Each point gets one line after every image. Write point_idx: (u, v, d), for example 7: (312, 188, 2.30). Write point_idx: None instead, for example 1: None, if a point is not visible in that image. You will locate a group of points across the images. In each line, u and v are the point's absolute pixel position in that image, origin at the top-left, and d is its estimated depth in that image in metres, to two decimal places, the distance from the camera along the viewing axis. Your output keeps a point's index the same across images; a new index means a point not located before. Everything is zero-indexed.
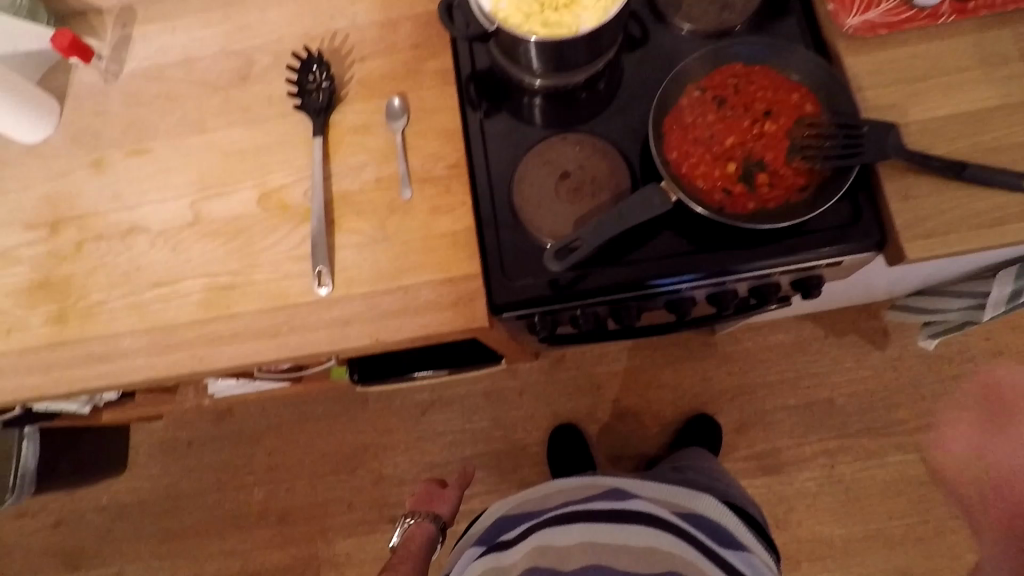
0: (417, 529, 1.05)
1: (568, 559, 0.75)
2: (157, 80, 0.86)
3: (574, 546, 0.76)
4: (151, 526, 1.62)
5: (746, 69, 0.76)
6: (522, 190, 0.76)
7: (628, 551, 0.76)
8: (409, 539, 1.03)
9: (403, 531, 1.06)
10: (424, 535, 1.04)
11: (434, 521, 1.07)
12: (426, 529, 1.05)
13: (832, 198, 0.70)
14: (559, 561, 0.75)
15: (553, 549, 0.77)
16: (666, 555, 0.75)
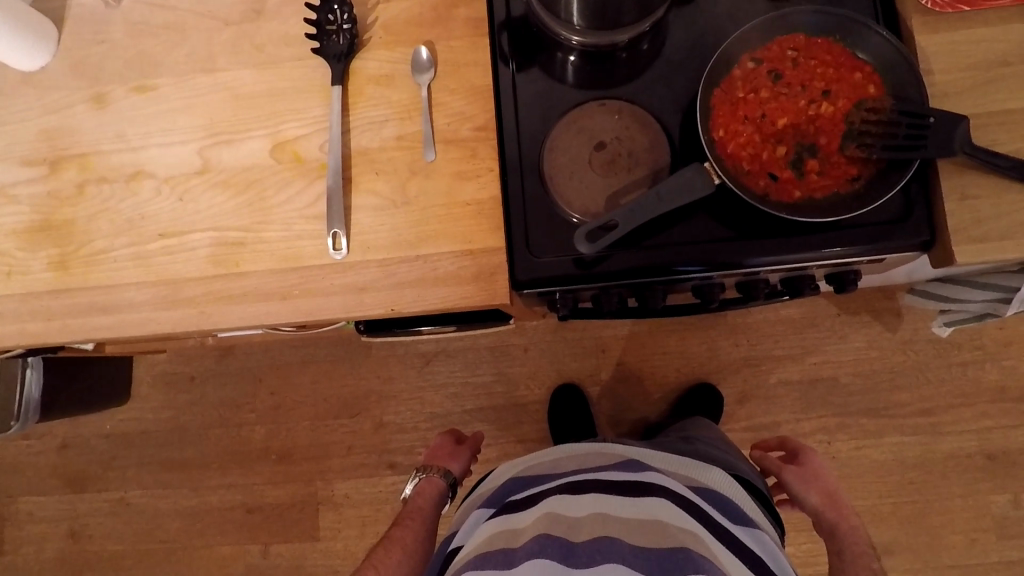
0: (428, 484, 1.09)
1: (581, 529, 0.75)
2: (163, 9, 0.79)
3: (585, 517, 0.76)
4: (154, 455, 1.65)
5: (807, 41, 0.69)
6: (553, 160, 0.72)
7: (640, 524, 0.74)
8: (419, 493, 1.07)
9: (415, 484, 1.10)
10: (434, 490, 1.08)
11: (444, 477, 1.11)
12: (437, 485, 1.09)
13: (884, 193, 0.65)
14: (571, 531, 0.74)
15: (563, 518, 0.76)
16: (680, 529, 0.73)
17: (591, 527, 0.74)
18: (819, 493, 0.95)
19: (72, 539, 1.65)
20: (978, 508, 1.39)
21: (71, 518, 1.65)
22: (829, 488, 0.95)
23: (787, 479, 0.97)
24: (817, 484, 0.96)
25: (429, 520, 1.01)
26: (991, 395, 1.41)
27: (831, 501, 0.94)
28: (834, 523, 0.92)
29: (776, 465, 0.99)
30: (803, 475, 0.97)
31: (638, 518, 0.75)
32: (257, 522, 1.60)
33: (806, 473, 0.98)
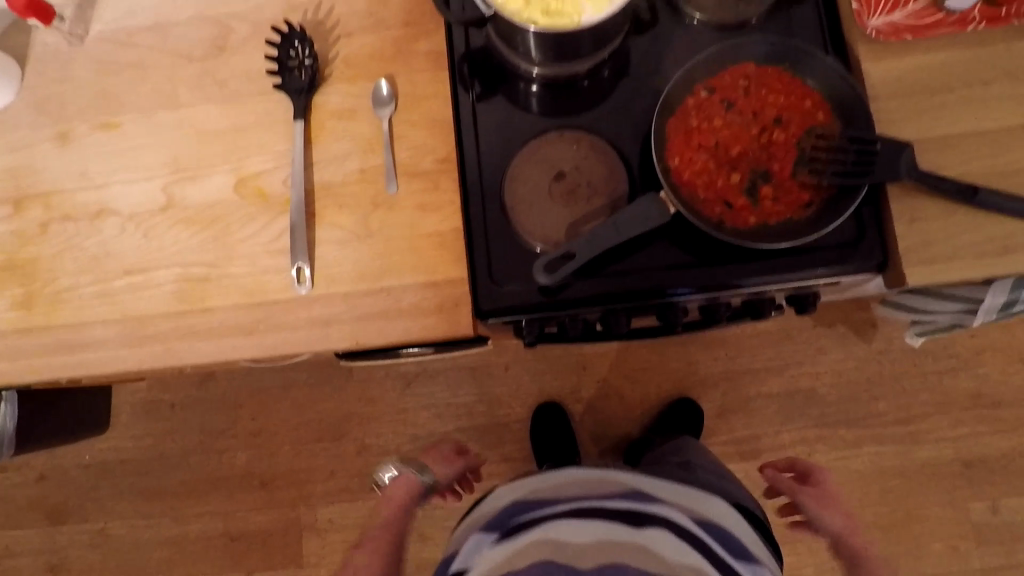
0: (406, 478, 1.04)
1: (584, 556, 0.72)
2: (126, 47, 0.79)
3: (589, 544, 0.73)
4: (134, 485, 1.63)
5: (759, 70, 0.71)
6: (513, 190, 0.72)
7: (646, 558, 0.72)
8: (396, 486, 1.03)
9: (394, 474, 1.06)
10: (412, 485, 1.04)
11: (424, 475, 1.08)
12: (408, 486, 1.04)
13: (836, 218, 0.67)
14: (573, 559, 0.72)
15: (566, 545, 0.73)
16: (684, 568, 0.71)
17: (595, 555, 0.72)
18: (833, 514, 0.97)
19: (52, 572, 1.62)
20: (957, 516, 1.40)
21: (50, 550, 1.63)
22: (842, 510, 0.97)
23: (801, 500, 0.99)
24: (829, 506, 0.98)
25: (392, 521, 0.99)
26: (966, 402, 1.42)
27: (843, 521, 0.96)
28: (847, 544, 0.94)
29: (790, 485, 1.01)
30: (818, 497, 0.98)
31: (643, 550, 0.72)
32: (240, 549, 1.58)
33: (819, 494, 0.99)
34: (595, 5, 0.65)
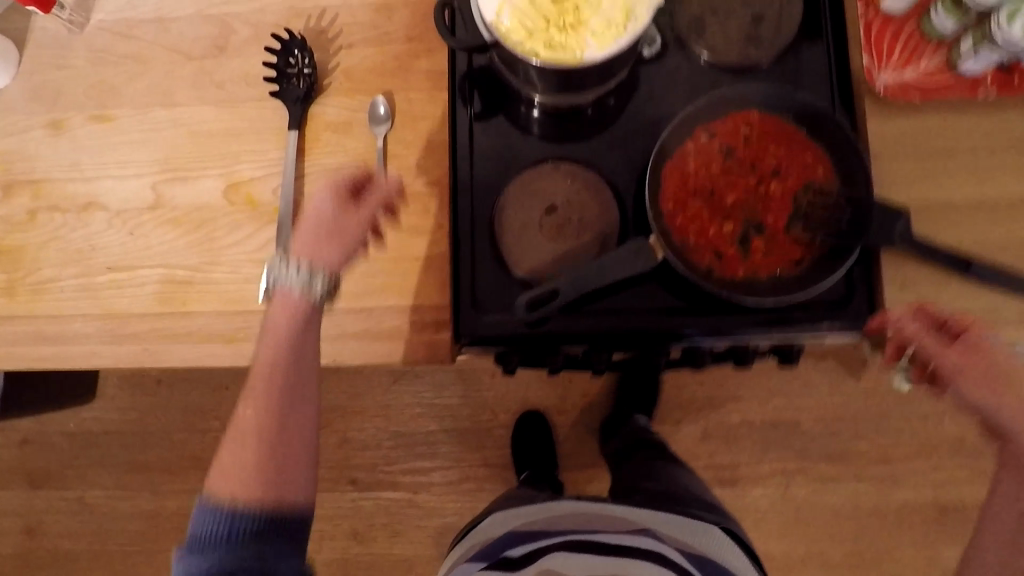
0: None
1: None
2: (126, 39, 0.78)
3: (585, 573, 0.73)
4: (115, 457, 1.64)
5: (761, 119, 0.69)
6: (503, 220, 0.71)
7: None
8: None
9: None
10: None
11: None
12: (294, 302, 0.65)
13: (825, 279, 0.66)
14: None
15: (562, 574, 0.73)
16: None
17: None
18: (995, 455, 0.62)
19: (29, 535, 1.65)
20: (927, 559, 1.41)
21: (29, 514, 1.65)
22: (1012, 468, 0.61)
23: None
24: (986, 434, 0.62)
25: (274, 341, 0.64)
26: (949, 448, 1.42)
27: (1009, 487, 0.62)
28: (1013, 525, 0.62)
29: (936, 352, 0.61)
30: (987, 397, 0.60)
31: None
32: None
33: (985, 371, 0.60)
34: (600, 39, 0.62)
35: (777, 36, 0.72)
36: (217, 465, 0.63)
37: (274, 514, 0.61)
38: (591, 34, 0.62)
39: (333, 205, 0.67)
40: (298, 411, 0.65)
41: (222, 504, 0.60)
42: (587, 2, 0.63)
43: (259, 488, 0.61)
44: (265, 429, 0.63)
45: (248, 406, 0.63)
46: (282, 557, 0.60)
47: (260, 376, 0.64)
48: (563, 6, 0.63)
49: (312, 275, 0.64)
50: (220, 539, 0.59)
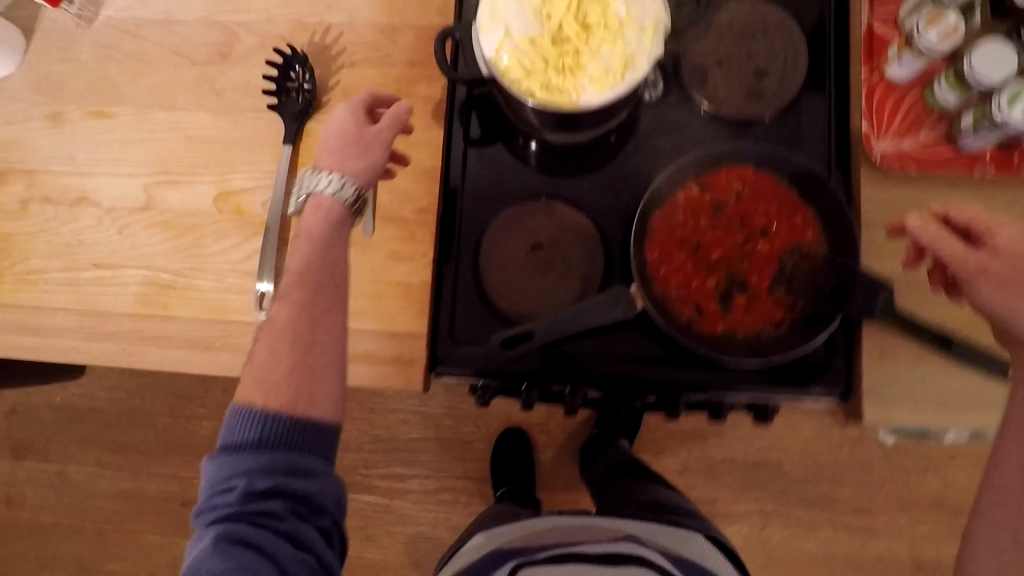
0: None
1: None
2: (132, 37, 0.78)
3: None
4: (98, 436, 1.65)
5: (756, 176, 0.69)
6: (488, 253, 0.71)
7: None
8: None
9: None
10: None
11: None
12: (325, 212, 0.63)
13: (803, 344, 0.65)
14: None
15: None
16: None
17: None
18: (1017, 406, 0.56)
19: (7, 505, 1.66)
20: None
21: (10, 483, 1.66)
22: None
23: None
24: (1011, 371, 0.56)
25: (308, 242, 0.62)
26: (929, 504, 1.40)
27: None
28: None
29: (959, 253, 0.59)
30: (1009, 303, 0.56)
31: None
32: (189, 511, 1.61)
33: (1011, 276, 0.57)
34: (596, 85, 0.62)
35: (779, 92, 0.71)
36: (244, 374, 0.60)
37: (300, 417, 0.57)
38: (588, 79, 0.62)
39: (354, 121, 0.65)
40: (329, 319, 0.62)
41: (252, 408, 0.56)
42: (587, 46, 0.62)
43: (285, 391, 0.58)
44: (298, 330, 0.60)
45: (281, 305, 0.61)
46: (311, 466, 0.56)
47: (293, 276, 0.62)
48: (563, 47, 0.62)
49: (343, 184, 0.63)
50: (247, 451, 0.55)
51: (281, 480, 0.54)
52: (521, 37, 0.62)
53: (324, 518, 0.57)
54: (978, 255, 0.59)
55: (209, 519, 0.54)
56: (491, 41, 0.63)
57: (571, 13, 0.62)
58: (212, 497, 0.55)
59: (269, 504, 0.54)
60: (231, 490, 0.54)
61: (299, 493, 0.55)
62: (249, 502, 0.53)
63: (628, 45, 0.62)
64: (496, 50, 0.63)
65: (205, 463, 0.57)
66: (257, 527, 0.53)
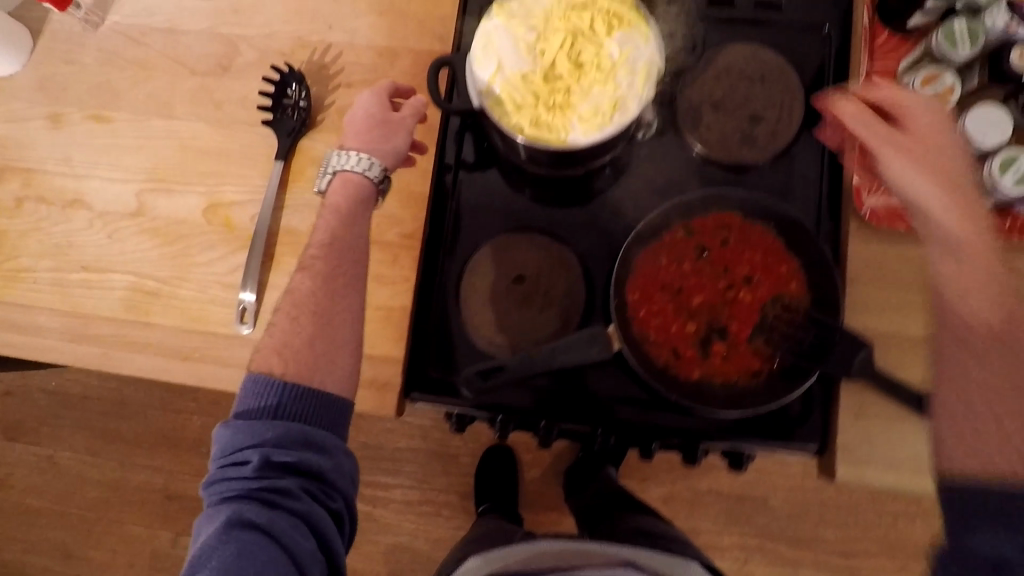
0: None
1: None
2: (136, 44, 0.79)
3: None
4: (89, 420, 1.59)
5: (743, 223, 0.68)
6: (470, 282, 0.71)
7: None
8: None
9: None
10: None
11: None
12: (350, 191, 0.67)
13: (778, 397, 0.64)
14: None
15: None
16: None
17: None
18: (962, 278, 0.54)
19: None
20: None
21: None
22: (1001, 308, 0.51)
23: None
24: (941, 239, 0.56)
25: (332, 215, 0.66)
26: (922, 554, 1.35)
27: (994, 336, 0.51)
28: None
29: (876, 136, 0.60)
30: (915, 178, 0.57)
31: None
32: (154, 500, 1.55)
33: (919, 151, 0.59)
34: (586, 125, 0.61)
35: (773, 140, 0.70)
36: (262, 344, 0.63)
37: (311, 388, 0.59)
38: (578, 118, 0.62)
39: (379, 108, 0.68)
40: (348, 293, 0.65)
41: (268, 376, 0.59)
42: (579, 84, 0.62)
43: (300, 359, 0.61)
44: (318, 302, 0.63)
45: (304, 275, 0.64)
46: (326, 442, 0.58)
47: (317, 248, 0.65)
48: (555, 84, 0.62)
49: (372, 164, 0.66)
50: (265, 422, 0.57)
51: (297, 454, 0.56)
52: (514, 72, 0.62)
53: (336, 497, 0.58)
54: (898, 136, 0.60)
55: (223, 492, 0.55)
56: (483, 74, 0.63)
57: (565, 51, 0.62)
58: (228, 468, 0.56)
59: (286, 479, 0.55)
60: (247, 462, 0.56)
61: (314, 468, 0.57)
62: (265, 474, 0.55)
63: (619, 87, 0.61)
64: (487, 82, 0.63)
65: (218, 433, 0.58)
66: (273, 501, 0.54)
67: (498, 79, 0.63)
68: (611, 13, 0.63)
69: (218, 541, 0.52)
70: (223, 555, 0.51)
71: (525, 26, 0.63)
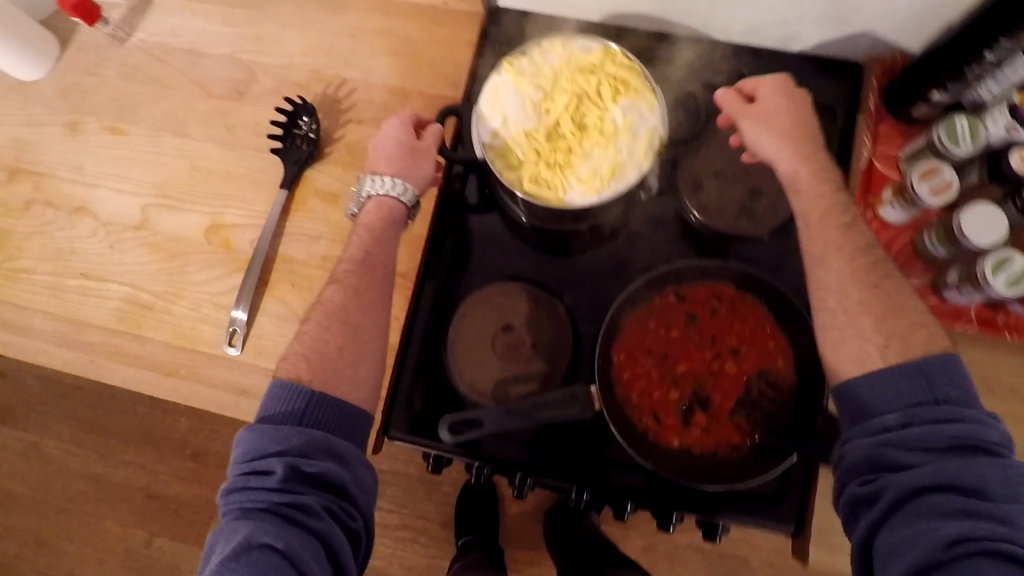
0: None
1: None
2: (158, 61, 0.81)
3: None
4: (76, 412, 1.47)
5: (735, 295, 0.69)
6: (459, 327, 0.71)
7: None
8: None
9: None
10: None
11: None
12: (386, 213, 0.68)
13: (757, 475, 0.63)
14: None
15: None
16: None
17: None
18: (809, 208, 0.60)
19: None
20: None
21: None
22: (849, 228, 0.58)
23: None
24: (789, 184, 0.61)
25: (365, 234, 0.67)
26: None
27: (836, 250, 0.57)
28: (871, 287, 0.55)
29: (736, 111, 0.64)
30: (775, 146, 0.61)
31: None
32: (105, 497, 1.42)
33: (775, 118, 0.62)
34: (584, 186, 0.62)
35: (772, 214, 0.71)
36: (290, 350, 0.62)
37: (331, 397, 0.57)
38: (576, 179, 0.62)
39: (404, 138, 0.69)
40: (378, 309, 0.66)
41: (295, 382, 0.57)
42: (580, 146, 0.63)
43: (329, 368, 0.60)
44: (346, 313, 0.63)
45: (335, 287, 0.65)
46: (349, 455, 0.55)
47: (350, 264, 0.66)
48: (557, 143, 0.63)
49: (406, 191, 0.68)
50: (291, 428, 0.54)
51: (323, 464, 0.53)
52: (517, 128, 0.63)
53: (355, 517, 0.54)
54: (754, 109, 0.63)
55: (243, 504, 0.51)
56: (488, 127, 0.64)
57: (569, 112, 0.63)
58: (249, 478, 0.52)
59: (310, 494, 0.51)
60: (270, 472, 0.52)
61: (338, 483, 0.53)
62: (289, 486, 0.51)
63: (620, 152, 0.62)
64: (491, 135, 0.64)
65: (238, 443, 0.55)
66: (293, 516, 0.50)
67: (502, 133, 0.64)
68: (618, 78, 0.64)
69: (236, 559, 0.47)
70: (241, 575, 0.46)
71: (531, 85, 0.64)
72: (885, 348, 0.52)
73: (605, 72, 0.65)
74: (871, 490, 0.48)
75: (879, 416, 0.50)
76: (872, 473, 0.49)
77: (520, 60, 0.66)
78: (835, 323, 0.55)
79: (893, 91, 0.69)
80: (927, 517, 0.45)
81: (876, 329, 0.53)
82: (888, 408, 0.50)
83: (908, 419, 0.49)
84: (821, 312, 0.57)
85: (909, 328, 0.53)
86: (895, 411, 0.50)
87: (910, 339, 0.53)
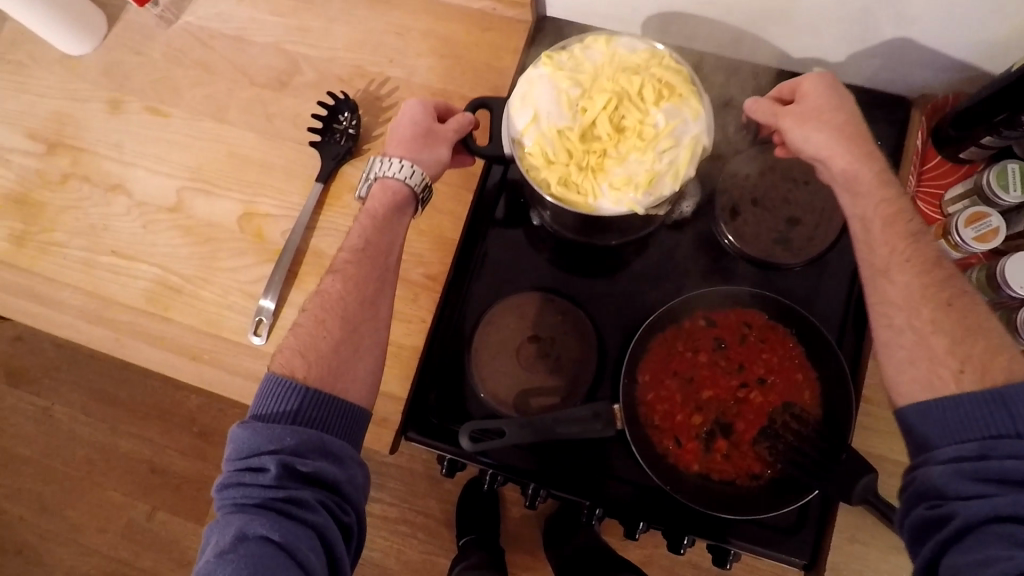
0: None
1: None
2: (203, 46, 0.82)
3: None
4: (88, 382, 1.48)
5: (765, 324, 0.68)
6: (485, 335, 0.71)
7: None
8: None
9: None
10: None
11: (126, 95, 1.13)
12: (392, 194, 0.67)
13: (776, 506, 0.62)
14: None
15: None
16: None
17: None
18: (870, 211, 0.59)
19: None
20: None
21: None
22: (919, 236, 0.57)
23: None
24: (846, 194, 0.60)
25: (367, 221, 0.66)
26: None
27: (899, 264, 0.56)
28: (944, 304, 0.54)
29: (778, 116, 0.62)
30: (828, 142, 0.60)
31: None
32: (111, 468, 1.43)
33: (827, 113, 0.61)
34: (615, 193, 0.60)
35: (809, 245, 0.71)
36: (285, 344, 0.61)
37: (322, 391, 0.56)
38: (608, 184, 0.60)
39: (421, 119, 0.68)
40: (376, 304, 0.64)
41: (283, 379, 0.56)
42: (615, 150, 0.60)
43: (322, 364, 0.59)
44: (345, 304, 0.62)
45: (335, 278, 0.64)
46: (342, 453, 0.55)
47: (350, 254, 0.65)
48: (591, 145, 0.61)
49: (414, 173, 0.65)
50: (284, 426, 0.53)
51: (316, 463, 0.52)
52: (550, 125, 0.60)
53: (348, 511, 0.54)
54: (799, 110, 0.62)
55: (238, 500, 0.51)
56: (520, 121, 0.62)
57: (607, 112, 0.60)
58: (242, 475, 0.52)
59: (304, 489, 0.51)
60: (264, 468, 0.51)
61: (331, 481, 0.53)
62: (283, 483, 0.50)
63: (658, 160, 0.59)
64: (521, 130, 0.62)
65: (230, 439, 0.54)
66: (288, 511, 0.50)
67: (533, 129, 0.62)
68: (662, 82, 0.61)
69: (234, 550, 0.48)
70: (239, 566, 0.46)
71: (569, 80, 0.61)
72: (960, 373, 0.51)
73: (650, 73, 0.62)
74: (936, 516, 0.46)
75: (950, 444, 0.48)
76: (946, 502, 0.46)
77: (560, 56, 0.63)
78: (900, 342, 0.54)
79: (943, 132, 0.68)
80: (997, 547, 0.43)
81: (950, 351, 0.52)
82: (961, 437, 0.48)
83: (985, 450, 0.46)
84: (883, 330, 0.56)
85: (987, 353, 0.51)
86: (969, 441, 0.47)
87: (991, 364, 0.50)
